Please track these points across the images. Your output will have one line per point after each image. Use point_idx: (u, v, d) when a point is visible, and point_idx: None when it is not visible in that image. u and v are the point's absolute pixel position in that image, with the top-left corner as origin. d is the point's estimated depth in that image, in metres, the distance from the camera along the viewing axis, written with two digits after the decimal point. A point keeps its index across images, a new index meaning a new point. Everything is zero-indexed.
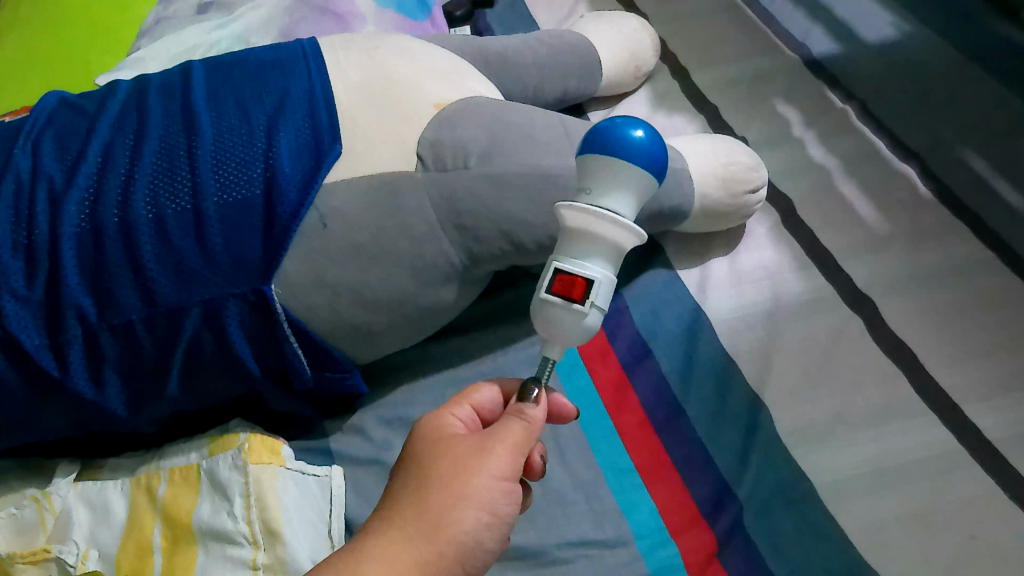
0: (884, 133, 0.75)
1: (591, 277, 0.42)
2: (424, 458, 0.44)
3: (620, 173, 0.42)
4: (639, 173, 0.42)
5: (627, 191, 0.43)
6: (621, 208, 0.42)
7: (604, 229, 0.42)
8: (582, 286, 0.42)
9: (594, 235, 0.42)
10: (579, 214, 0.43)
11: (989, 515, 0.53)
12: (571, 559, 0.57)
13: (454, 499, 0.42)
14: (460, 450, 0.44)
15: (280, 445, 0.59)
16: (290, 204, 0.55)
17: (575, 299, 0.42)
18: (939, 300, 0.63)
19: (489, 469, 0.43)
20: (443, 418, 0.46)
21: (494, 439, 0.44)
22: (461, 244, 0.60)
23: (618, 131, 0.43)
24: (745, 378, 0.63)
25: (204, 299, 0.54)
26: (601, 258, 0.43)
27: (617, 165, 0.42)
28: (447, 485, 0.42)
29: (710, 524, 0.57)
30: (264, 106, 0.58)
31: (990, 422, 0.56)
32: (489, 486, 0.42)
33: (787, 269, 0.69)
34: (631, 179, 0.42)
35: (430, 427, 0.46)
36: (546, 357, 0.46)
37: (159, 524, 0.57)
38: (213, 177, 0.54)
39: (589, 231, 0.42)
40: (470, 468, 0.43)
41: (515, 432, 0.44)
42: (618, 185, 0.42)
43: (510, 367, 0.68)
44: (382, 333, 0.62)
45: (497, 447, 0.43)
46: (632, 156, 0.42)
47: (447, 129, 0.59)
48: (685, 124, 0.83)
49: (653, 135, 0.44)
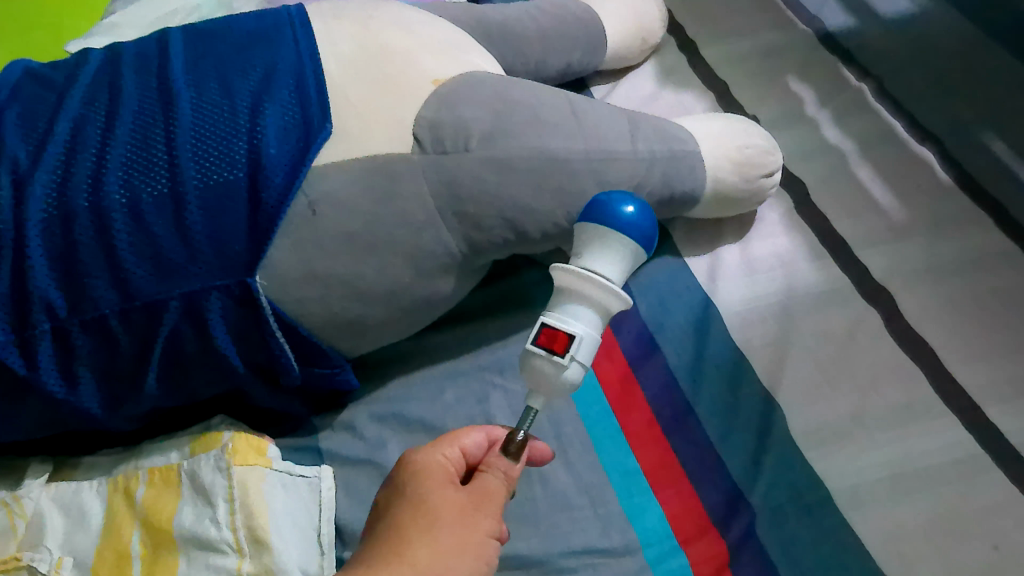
0: (902, 114, 0.71)
1: (575, 332, 0.44)
2: (410, 514, 0.44)
3: (607, 243, 0.45)
4: (626, 245, 0.44)
5: (614, 259, 0.44)
6: (610, 272, 0.44)
7: (592, 296, 0.44)
8: (564, 339, 0.44)
9: (580, 295, 0.45)
10: (571, 277, 0.45)
11: (1015, 525, 0.50)
12: (575, 569, 0.54)
13: (444, 554, 0.42)
14: (450, 504, 0.44)
15: (267, 444, 0.56)
16: (278, 188, 0.51)
17: (557, 351, 0.44)
18: (961, 295, 0.60)
19: (479, 525, 0.44)
20: (431, 465, 0.45)
21: (485, 498, 0.45)
22: (461, 232, 0.56)
23: (611, 206, 0.45)
24: (758, 376, 0.60)
25: (184, 292, 0.51)
26: (585, 316, 0.44)
27: (605, 233, 0.45)
28: (448, 541, 0.42)
29: (722, 531, 0.54)
30: (247, 79, 0.54)
31: (1015, 424, 0.53)
32: (483, 543, 0.43)
33: (803, 260, 0.66)
34: (617, 249, 0.44)
35: (422, 476, 0.45)
36: (530, 405, 0.47)
37: (139, 529, 0.54)
38: (193, 158, 0.50)
39: (577, 290, 0.45)
40: (460, 526, 0.43)
41: (500, 491, 0.45)
42: (604, 252, 0.44)
43: (511, 362, 0.64)
44: (376, 328, 0.58)
45: (487, 507, 0.45)
46: (620, 228, 0.44)
47: (447, 109, 0.55)
48: (694, 102, 0.79)
49: (644, 210, 0.46)
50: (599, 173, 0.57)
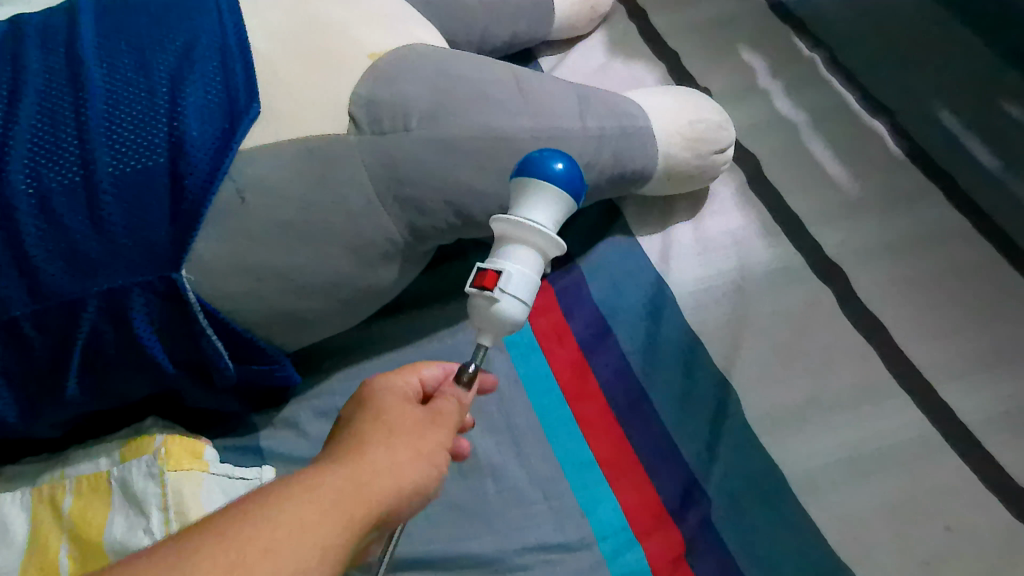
0: (853, 86, 0.70)
1: (504, 270, 0.40)
2: (369, 423, 0.38)
3: (531, 190, 0.40)
4: (550, 188, 0.40)
5: (541, 201, 0.40)
6: (534, 213, 0.40)
7: (520, 235, 0.40)
8: (492, 276, 0.40)
9: (509, 237, 0.41)
10: (503, 224, 0.41)
11: (967, 504, 0.50)
12: (531, 565, 0.53)
13: (399, 459, 0.36)
14: (412, 416, 0.39)
15: (203, 446, 0.53)
16: (202, 172, 0.47)
17: (486, 287, 0.39)
18: (913, 272, 0.60)
19: (440, 440, 0.39)
20: (390, 388, 0.41)
21: (438, 416, 0.40)
22: (404, 218, 0.53)
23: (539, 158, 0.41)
24: (713, 360, 0.59)
25: (104, 289, 0.47)
26: (516, 255, 0.40)
27: (527, 180, 0.41)
28: (392, 448, 0.37)
29: (678, 521, 0.54)
30: (164, 50, 0.49)
31: (967, 403, 0.54)
32: (430, 458, 0.38)
33: (756, 237, 0.64)
34: (542, 191, 0.40)
35: (377, 391, 0.40)
36: (479, 343, 0.43)
37: (66, 542, 0.51)
38: (106, 142, 0.45)
39: (505, 234, 0.41)
40: (420, 438, 0.38)
41: (454, 414, 0.41)
42: (530, 196, 0.40)
43: (460, 351, 0.62)
44: (317, 320, 0.55)
45: (439, 424, 0.39)
46: (544, 175, 0.40)
47: (385, 85, 0.51)
48: (645, 73, 0.76)
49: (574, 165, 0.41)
50: None
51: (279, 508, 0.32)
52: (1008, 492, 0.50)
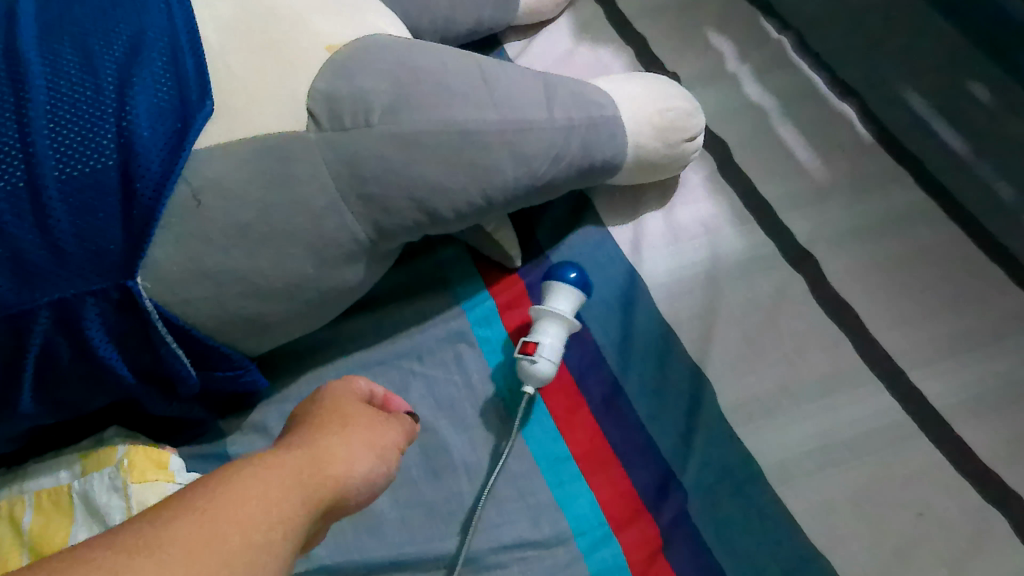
0: (821, 68, 0.69)
1: (539, 340, 0.55)
2: (324, 415, 0.41)
3: (552, 287, 0.57)
4: (570, 289, 0.56)
5: (562, 295, 0.56)
6: (559, 303, 0.56)
7: (551, 314, 0.55)
8: (531, 343, 0.55)
9: (541, 318, 0.56)
10: (537, 311, 0.56)
11: (936, 490, 0.51)
12: (506, 564, 0.53)
13: (354, 450, 0.39)
14: (366, 415, 0.42)
15: (168, 457, 0.52)
16: (154, 176, 0.45)
17: (527, 351, 0.54)
18: (882, 257, 0.60)
19: (391, 440, 0.42)
20: (345, 391, 0.43)
21: (390, 421, 0.43)
22: (368, 216, 0.51)
23: (559, 270, 0.57)
24: (685, 350, 0.59)
25: (54, 299, 0.45)
26: (547, 328, 0.55)
27: (553, 286, 0.57)
28: (346, 437, 0.39)
29: (654, 514, 0.53)
30: (109, 40, 0.45)
31: (937, 388, 0.54)
32: (383, 451, 0.40)
33: (726, 225, 0.64)
34: (563, 288, 0.56)
35: (335, 392, 0.43)
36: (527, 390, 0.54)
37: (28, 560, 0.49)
38: (51, 143, 0.43)
39: (539, 319, 0.56)
40: (374, 434, 0.41)
41: (403, 426, 0.44)
42: (556, 292, 0.56)
43: (430, 348, 0.61)
44: (281, 323, 0.53)
45: (391, 426, 0.42)
46: (562, 279, 0.57)
47: (344, 79, 0.50)
48: (612, 59, 0.75)
49: (583, 274, 0.58)
50: (514, 146, 0.54)
51: (245, 477, 0.33)
52: (978, 476, 0.51)
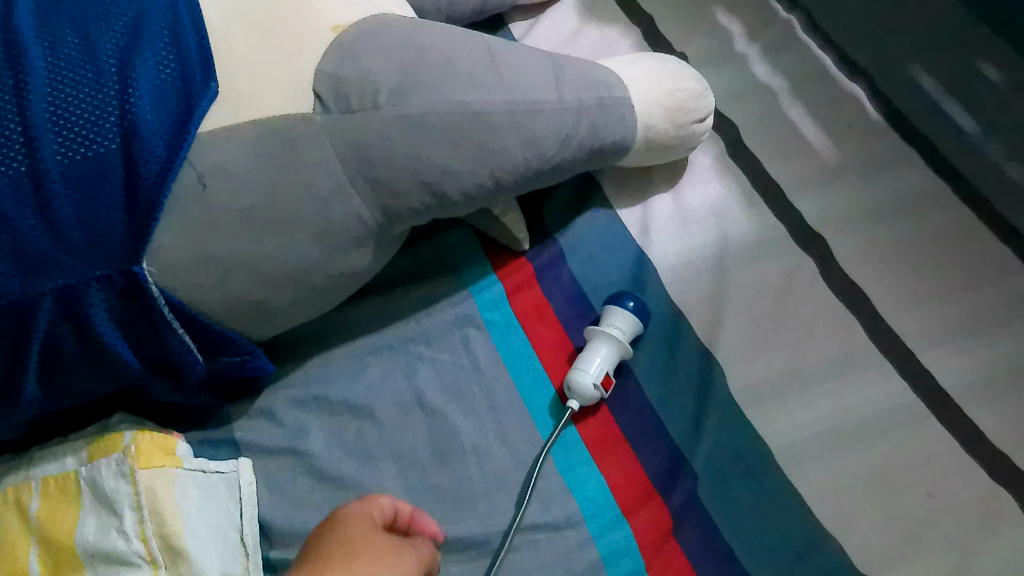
0: (831, 47, 0.68)
1: (608, 372, 0.55)
2: (336, 547, 0.45)
3: (623, 317, 0.56)
4: (627, 317, 0.56)
5: (625, 326, 0.56)
6: (625, 335, 0.56)
7: (620, 349, 0.55)
8: (604, 375, 0.54)
9: (612, 348, 0.55)
10: (610, 339, 0.55)
11: (948, 472, 0.50)
12: (516, 547, 0.52)
13: None
14: (375, 545, 0.45)
15: (176, 443, 0.52)
16: (158, 159, 0.44)
17: (599, 382, 0.54)
18: (893, 239, 0.59)
19: (401, 570, 0.45)
20: (362, 516, 0.47)
21: (403, 554, 0.46)
22: (375, 199, 0.51)
23: (617, 299, 0.58)
24: (695, 333, 0.58)
25: (58, 286, 0.44)
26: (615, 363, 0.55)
27: (611, 311, 0.57)
28: None
29: (665, 498, 0.53)
30: (110, 21, 0.44)
31: (949, 370, 0.53)
32: None
33: (736, 208, 0.63)
34: (622, 317, 0.56)
35: (350, 520, 0.46)
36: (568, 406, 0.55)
37: (36, 549, 0.49)
38: (52, 127, 0.42)
39: (608, 347, 0.55)
40: (383, 566, 0.44)
41: (418, 558, 0.46)
42: (617, 320, 0.56)
43: (438, 332, 0.60)
44: (288, 308, 0.53)
45: (403, 562, 0.45)
46: (620, 305, 0.57)
47: (350, 61, 0.49)
48: (618, 40, 0.74)
49: (640, 304, 0.58)
50: (523, 128, 0.53)
51: None
52: (990, 458, 0.50)
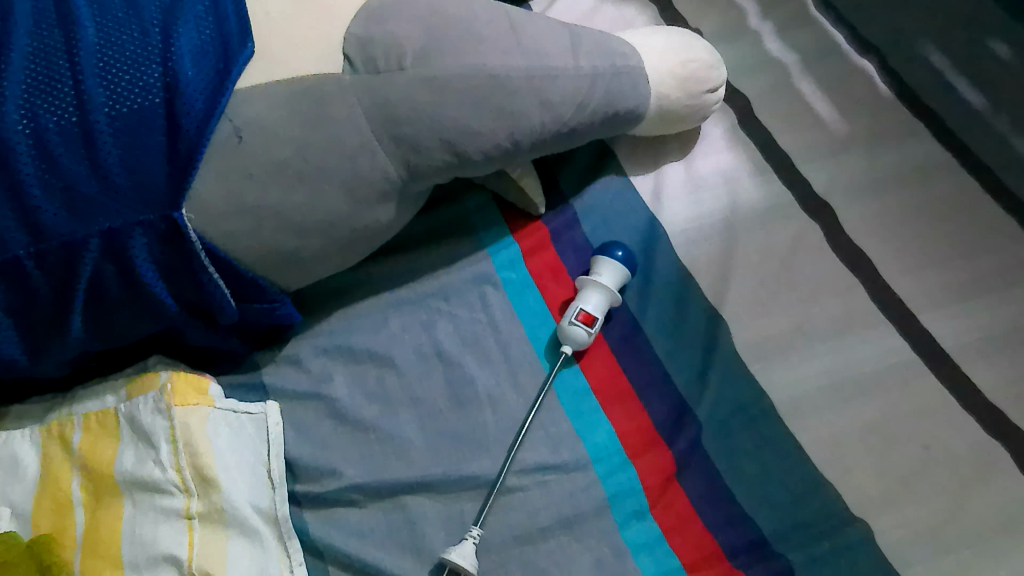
0: (842, 25, 0.70)
1: (593, 312, 0.57)
2: None
3: (606, 263, 0.59)
4: (615, 266, 0.59)
5: (610, 271, 0.59)
6: (609, 279, 0.58)
7: (604, 291, 0.58)
8: (587, 314, 0.57)
9: (594, 290, 0.58)
10: (592, 283, 0.58)
11: (943, 425, 0.53)
12: (527, 487, 0.55)
13: None
14: None
15: (208, 383, 0.55)
16: (198, 113, 0.47)
17: (580, 320, 0.57)
18: (897, 207, 0.61)
19: None
20: None
21: None
22: (399, 156, 0.53)
23: (606, 248, 0.60)
24: (703, 293, 0.60)
25: (104, 229, 0.47)
26: (600, 303, 0.58)
27: (599, 260, 0.59)
28: None
29: (669, 444, 0.56)
30: None
31: (947, 330, 0.56)
32: None
33: (745, 175, 0.65)
34: (610, 266, 0.59)
35: None
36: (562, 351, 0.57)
37: (78, 475, 0.53)
38: (102, 81, 0.45)
39: (591, 291, 0.58)
40: None
41: None
42: (603, 267, 0.59)
43: (457, 289, 0.63)
44: (314, 260, 0.56)
45: None
46: (608, 254, 0.59)
47: (377, 24, 0.52)
48: (635, 15, 0.76)
49: (629, 254, 0.60)
50: (541, 91, 0.55)
51: None
52: (985, 413, 0.52)
